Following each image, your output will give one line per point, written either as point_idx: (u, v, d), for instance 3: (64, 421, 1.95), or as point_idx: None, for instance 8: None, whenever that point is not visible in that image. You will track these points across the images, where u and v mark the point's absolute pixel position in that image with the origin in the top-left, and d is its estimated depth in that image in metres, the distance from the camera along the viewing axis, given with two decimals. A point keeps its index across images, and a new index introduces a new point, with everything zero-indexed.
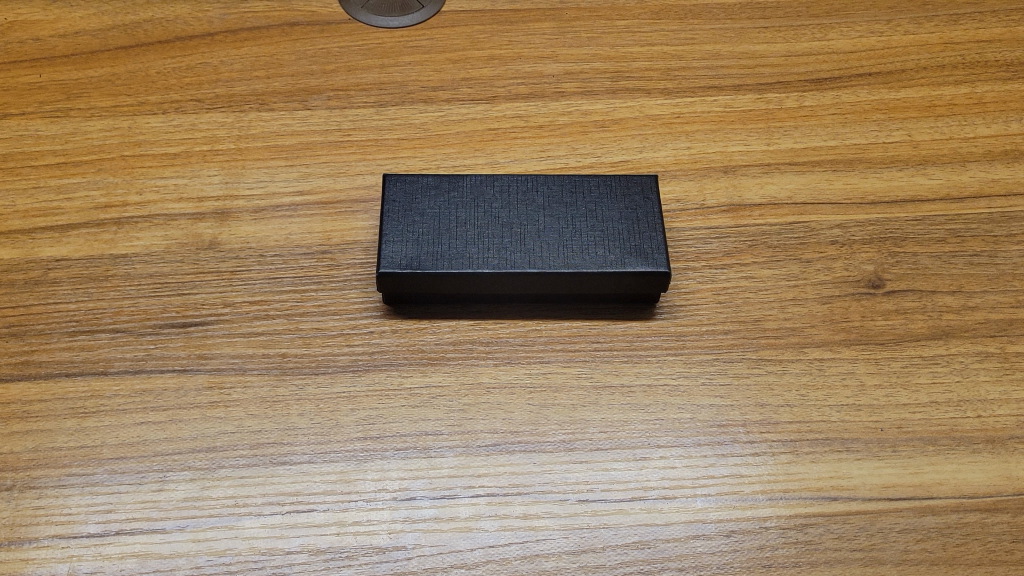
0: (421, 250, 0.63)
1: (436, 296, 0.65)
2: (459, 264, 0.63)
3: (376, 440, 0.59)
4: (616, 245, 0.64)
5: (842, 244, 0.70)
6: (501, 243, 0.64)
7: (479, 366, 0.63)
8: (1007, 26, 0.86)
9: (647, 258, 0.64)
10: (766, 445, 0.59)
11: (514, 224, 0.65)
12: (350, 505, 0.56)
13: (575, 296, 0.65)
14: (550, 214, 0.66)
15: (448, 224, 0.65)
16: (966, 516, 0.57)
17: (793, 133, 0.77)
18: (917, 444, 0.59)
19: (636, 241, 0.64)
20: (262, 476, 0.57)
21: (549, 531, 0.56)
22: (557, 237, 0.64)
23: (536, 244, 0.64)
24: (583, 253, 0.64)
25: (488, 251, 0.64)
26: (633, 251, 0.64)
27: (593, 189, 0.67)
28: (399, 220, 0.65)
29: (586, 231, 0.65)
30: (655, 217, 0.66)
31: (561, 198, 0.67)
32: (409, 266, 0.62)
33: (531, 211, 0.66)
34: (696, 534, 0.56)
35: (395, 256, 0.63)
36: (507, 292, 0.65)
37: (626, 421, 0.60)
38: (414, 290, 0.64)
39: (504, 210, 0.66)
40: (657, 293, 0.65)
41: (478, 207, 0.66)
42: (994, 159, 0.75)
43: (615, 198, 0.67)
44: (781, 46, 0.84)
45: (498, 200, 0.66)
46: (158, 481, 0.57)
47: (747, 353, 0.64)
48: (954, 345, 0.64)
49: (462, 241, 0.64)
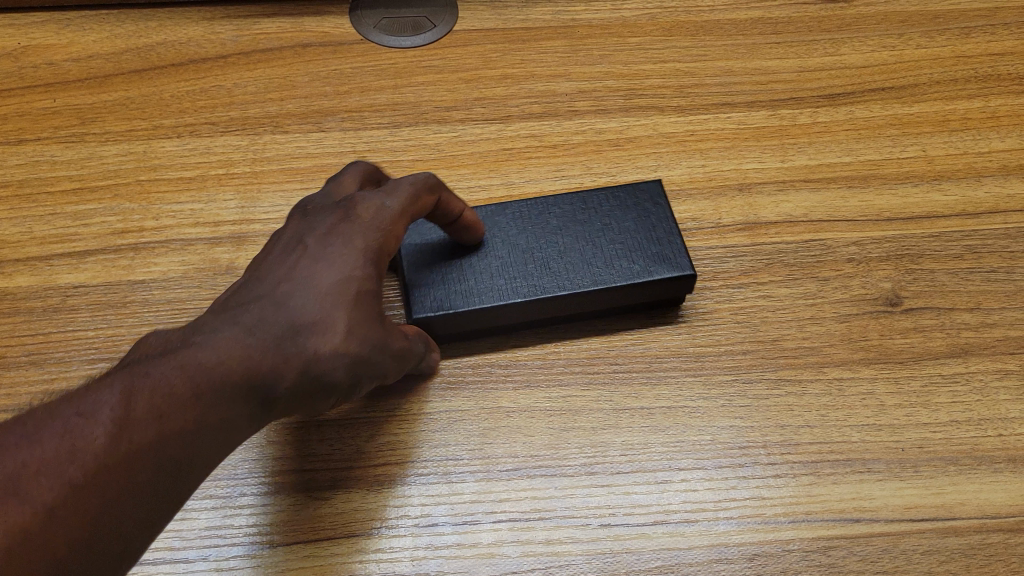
0: (448, 290, 0.63)
1: (466, 332, 0.64)
2: (488, 297, 0.62)
3: (397, 467, 0.59)
4: (638, 254, 0.64)
5: (859, 261, 0.70)
6: (526, 271, 0.64)
7: (498, 390, 0.63)
8: (1018, 39, 0.86)
9: (673, 261, 0.64)
10: (787, 466, 0.59)
11: (533, 248, 0.65)
12: (372, 532, 0.56)
13: (604, 310, 0.65)
14: (567, 233, 0.66)
15: (469, 259, 0.64)
16: (988, 537, 0.56)
17: (808, 150, 0.77)
18: (938, 464, 0.59)
19: (656, 247, 0.65)
20: (284, 504, 0.57)
21: (572, 556, 0.56)
22: (580, 255, 0.64)
23: (560, 265, 0.64)
24: (607, 267, 0.64)
25: (513, 280, 0.63)
26: (656, 258, 0.64)
27: (604, 203, 0.68)
28: (417, 259, 0.64)
29: (606, 244, 0.65)
30: (670, 221, 0.66)
31: (574, 216, 0.67)
32: (439, 306, 0.62)
33: (547, 233, 0.66)
34: (718, 557, 0.56)
35: (420, 299, 0.62)
36: (537, 318, 0.64)
37: (647, 444, 0.60)
38: (449, 330, 0.63)
39: (521, 236, 0.66)
40: (683, 295, 0.65)
41: (495, 237, 0.66)
42: (1008, 173, 0.75)
43: (627, 208, 0.67)
44: (793, 62, 0.84)
45: (511, 226, 0.66)
46: (179, 510, 0.57)
47: (767, 374, 0.64)
48: (973, 363, 0.64)
49: (487, 274, 0.64)
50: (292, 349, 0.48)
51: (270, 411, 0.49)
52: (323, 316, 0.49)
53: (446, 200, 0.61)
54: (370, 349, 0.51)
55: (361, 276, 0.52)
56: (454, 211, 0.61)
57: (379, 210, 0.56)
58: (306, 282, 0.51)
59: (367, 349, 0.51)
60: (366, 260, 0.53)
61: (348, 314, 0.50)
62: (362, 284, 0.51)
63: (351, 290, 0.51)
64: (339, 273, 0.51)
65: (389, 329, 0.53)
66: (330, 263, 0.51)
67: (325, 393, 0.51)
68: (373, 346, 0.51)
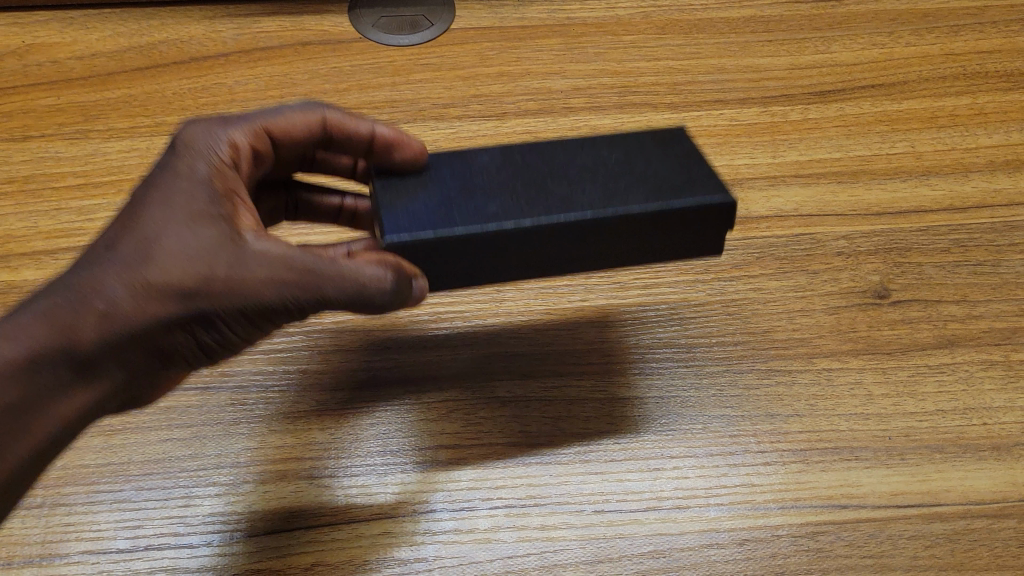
0: (431, 215, 0.54)
1: (458, 270, 0.55)
2: (483, 221, 0.53)
3: (395, 454, 0.61)
4: (663, 181, 0.55)
5: (848, 255, 0.71)
6: (526, 198, 0.54)
7: (494, 381, 0.64)
8: (1006, 36, 0.88)
9: (705, 187, 0.55)
10: (776, 454, 0.61)
11: (534, 178, 0.56)
12: (370, 518, 0.58)
13: (626, 247, 0.56)
14: (573, 162, 0.57)
15: (461, 189, 0.56)
16: (972, 522, 0.58)
17: (798, 146, 0.79)
18: (924, 452, 0.61)
19: (684, 176, 0.56)
20: (285, 490, 0.59)
21: (567, 541, 0.57)
22: (594, 184, 0.55)
23: (568, 191, 0.55)
24: (625, 192, 0.55)
25: (512, 206, 0.54)
26: (685, 185, 0.56)
27: (614, 135, 0.60)
28: (395, 192, 0.56)
29: (622, 172, 0.56)
30: (693, 148, 0.59)
31: (579, 146, 0.58)
32: (424, 229, 0.52)
33: (554, 164, 0.57)
34: (709, 542, 0.57)
35: (402, 225, 0.53)
36: (543, 252, 0.54)
37: (639, 432, 0.62)
38: (437, 263, 0.54)
39: (523, 164, 0.57)
40: (718, 235, 0.57)
41: (492, 168, 0.57)
42: (996, 169, 0.76)
43: (643, 138, 0.59)
44: (784, 59, 0.86)
45: (505, 157, 0.58)
46: (184, 496, 0.59)
47: (757, 364, 0.65)
48: (959, 354, 0.65)
49: (479, 202, 0.54)
50: (101, 291, 0.50)
51: (103, 367, 0.51)
52: (137, 256, 0.50)
53: (348, 124, 0.64)
54: (200, 274, 0.50)
55: (190, 206, 0.52)
56: (363, 134, 0.64)
57: (218, 139, 0.57)
58: (128, 227, 0.52)
59: (190, 276, 0.50)
60: (199, 190, 0.53)
61: (163, 247, 0.51)
62: (190, 214, 0.52)
63: (176, 223, 0.51)
64: (162, 209, 0.52)
65: (237, 251, 0.51)
66: (156, 200, 0.53)
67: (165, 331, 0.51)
68: (202, 269, 0.50)
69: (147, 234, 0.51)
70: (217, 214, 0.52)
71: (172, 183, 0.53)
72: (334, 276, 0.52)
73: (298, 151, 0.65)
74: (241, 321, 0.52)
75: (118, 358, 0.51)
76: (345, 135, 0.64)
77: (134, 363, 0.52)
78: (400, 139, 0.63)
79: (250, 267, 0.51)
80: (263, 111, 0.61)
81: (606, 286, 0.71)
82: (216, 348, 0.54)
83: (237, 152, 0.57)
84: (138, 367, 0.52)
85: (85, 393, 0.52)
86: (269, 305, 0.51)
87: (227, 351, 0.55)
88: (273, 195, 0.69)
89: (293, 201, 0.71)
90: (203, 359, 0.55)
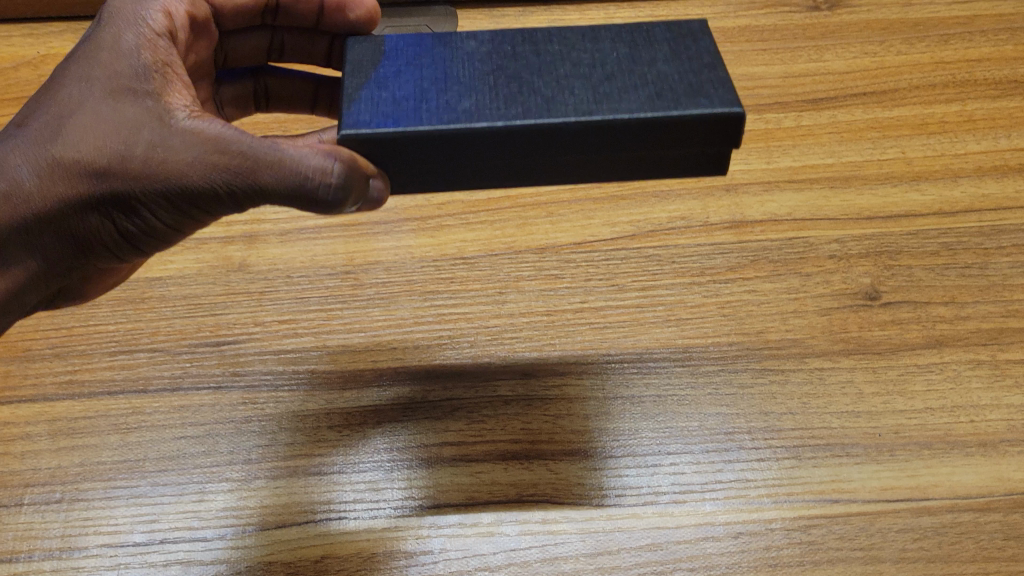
0: (399, 108, 0.52)
1: (432, 171, 0.54)
2: (451, 120, 0.51)
3: (401, 452, 0.63)
4: (662, 88, 0.53)
5: (840, 258, 0.73)
6: (507, 97, 0.53)
7: (497, 379, 0.66)
8: (995, 45, 0.90)
9: (708, 98, 0.52)
10: (770, 450, 0.63)
11: (521, 75, 0.54)
12: (378, 513, 0.60)
13: (616, 159, 0.54)
14: (569, 62, 0.55)
15: (438, 81, 0.54)
16: (960, 516, 0.60)
17: (792, 152, 0.81)
18: (913, 449, 0.63)
19: (687, 82, 0.53)
20: (294, 486, 0.61)
21: (567, 535, 0.59)
22: (585, 86, 0.53)
23: (554, 92, 0.53)
24: (616, 98, 0.52)
25: (488, 103, 0.52)
26: (687, 92, 0.52)
27: (622, 35, 0.57)
28: (367, 75, 0.55)
29: (620, 75, 0.54)
30: (709, 55, 0.55)
31: (581, 45, 0.56)
32: (385, 123, 0.51)
33: (544, 62, 0.55)
34: (705, 536, 0.59)
35: (365, 116, 0.52)
36: (519, 156, 0.53)
37: (637, 430, 0.64)
38: (405, 159, 0.53)
39: (510, 60, 0.55)
40: (721, 150, 0.54)
41: (475, 62, 0.55)
42: (984, 174, 0.78)
43: (654, 41, 0.56)
44: (778, 68, 0.88)
45: (496, 52, 0.56)
46: (198, 491, 0.61)
47: (751, 363, 0.67)
48: (947, 354, 0.67)
49: (455, 97, 0.53)
50: (21, 164, 0.54)
51: (18, 250, 0.55)
52: (57, 132, 0.54)
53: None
54: (109, 148, 0.53)
55: (114, 81, 0.54)
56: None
57: (146, 11, 0.59)
58: (59, 102, 0.55)
59: (106, 154, 0.53)
60: (125, 66, 0.55)
61: (81, 122, 0.54)
62: (112, 91, 0.54)
63: (97, 99, 0.54)
64: (87, 85, 0.55)
65: (159, 130, 0.53)
66: (82, 76, 0.55)
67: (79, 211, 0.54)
68: (111, 145, 0.53)
69: (69, 110, 0.54)
70: (141, 90, 0.54)
71: (99, 57, 0.56)
72: (252, 161, 0.51)
73: (250, 17, 0.69)
74: (163, 203, 0.53)
75: (32, 241, 0.55)
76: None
77: (54, 247, 0.56)
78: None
79: (167, 145, 0.52)
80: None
81: (605, 288, 0.72)
82: (140, 235, 0.56)
83: (166, 24, 0.59)
84: (56, 251, 0.56)
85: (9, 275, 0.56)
86: (191, 188, 0.52)
87: (154, 238, 0.57)
88: (238, 80, 0.74)
89: (262, 88, 0.75)
90: (126, 245, 0.58)
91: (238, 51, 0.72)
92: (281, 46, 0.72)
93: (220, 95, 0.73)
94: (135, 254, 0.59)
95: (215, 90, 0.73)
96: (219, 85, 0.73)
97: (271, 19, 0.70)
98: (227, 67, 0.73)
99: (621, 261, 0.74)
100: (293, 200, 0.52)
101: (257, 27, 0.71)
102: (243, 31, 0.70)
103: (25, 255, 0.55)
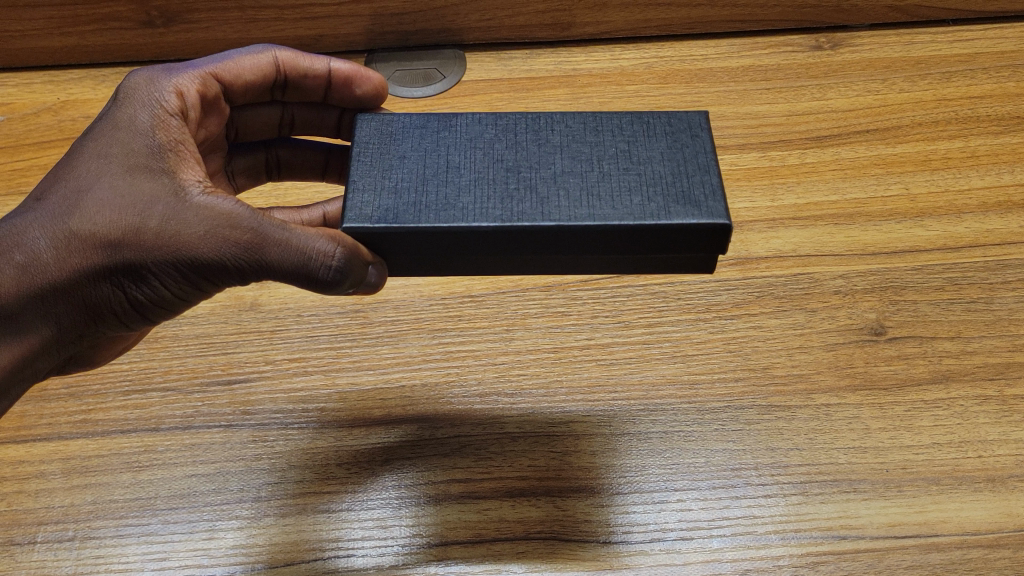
0: (399, 200, 0.55)
1: (427, 260, 0.56)
2: (448, 217, 0.54)
3: (409, 488, 0.63)
4: (655, 192, 0.54)
5: (845, 293, 0.74)
6: (503, 192, 0.55)
7: (504, 416, 0.67)
8: (997, 82, 0.91)
9: (700, 207, 0.54)
10: (778, 486, 0.63)
11: (520, 170, 0.56)
12: (385, 550, 0.61)
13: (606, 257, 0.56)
14: (569, 155, 0.57)
15: (437, 169, 0.56)
16: (969, 552, 0.59)
17: (796, 189, 0.82)
18: (921, 484, 0.62)
19: (681, 186, 0.55)
20: (303, 522, 0.62)
21: (574, 573, 0.59)
22: (579, 184, 0.55)
23: (549, 191, 0.55)
24: (609, 200, 0.54)
25: (485, 200, 0.54)
26: (680, 198, 0.54)
27: (623, 126, 0.58)
28: (371, 161, 0.57)
29: (615, 174, 0.55)
30: (705, 156, 0.56)
31: (582, 136, 0.58)
32: (385, 218, 0.54)
33: (543, 155, 0.57)
34: (712, 573, 0.59)
35: (366, 208, 0.54)
36: (511, 251, 0.55)
37: (643, 466, 0.64)
38: (403, 248, 0.55)
39: (509, 151, 0.57)
40: (710, 255, 0.56)
41: (476, 150, 0.57)
42: (988, 210, 0.79)
43: (653, 137, 0.58)
44: (781, 106, 0.89)
45: (499, 139, 0.58)
46: (207, 529, 0.62)
47: (758, 400, 0.67)
48: (955, 389, 0.67)
49: (454, 189, 0.55)
50: (38, 236, 0.55)
51: (30, 319, 0.56)
52: (68, 205, 0.55)
53: (302, 62, 0.69)
54: (122, 223, 0.54)
55: (130, 158, 0.56)
56: (319, 70, 0.70)
57: (161, 91, 0.60)
58: (72, 175, 0.56)
59: (121, 228, 0.54)
60: (140, 144, 0.57)
61: (96, 196, 0.55)
62: (125, 167, 0.56)
63: (113, 175, 0.56)
64: (103, 161, 0.56)
65: (173, 206, 0.55)
66: (98, 152, 0.57)
67: (91, 282, 0.55)
68: (124, 219, 0.54)
69: (82, 184, 0.56)
70: (157, 168, 0.56)
71: (115, 136, 0.57)
72: (261, 239, 0.54)
73: (260, 96, 0.70)
74: (175, 275, 0.55)
75: (45, 310, 0.56)
76: (299, 74, 0.69)
77: (64, 315, 0.57)
78: (353, 75, 0.70)
79: (180, 220, 0.54)
80: (214, 60, 0.67)
81: (611, 325, 0.73)
82: (149, 305, 0.58)
83: (179, 103, 0.61)
84: (66, 321, 0.57)
85: (17, 346, 0.56)
86: (203, 262, 0.54)
87: (163, 309, 0.58)
88: (251, 152, 0.75)
89: (273, 158, 0.76)
90: (135, 315, 0.59)
91: (249, 126, 0.73)
92: (292, 120, 0.75)
93: (231, 166, 0.74)
94: (140, 325, 0.60)
95: (227, 162, 0.74)
96: (230, 157, 0.74)
97: (281, 96, 0.72)
98: (239, 140, 0.74)
99: (627, 298, 0.74)
100: (298, 279, 0.54)
101: (268, 104, 0.73)
102: (255, 109, 0.72)
103: (34, 324, 0.56)
